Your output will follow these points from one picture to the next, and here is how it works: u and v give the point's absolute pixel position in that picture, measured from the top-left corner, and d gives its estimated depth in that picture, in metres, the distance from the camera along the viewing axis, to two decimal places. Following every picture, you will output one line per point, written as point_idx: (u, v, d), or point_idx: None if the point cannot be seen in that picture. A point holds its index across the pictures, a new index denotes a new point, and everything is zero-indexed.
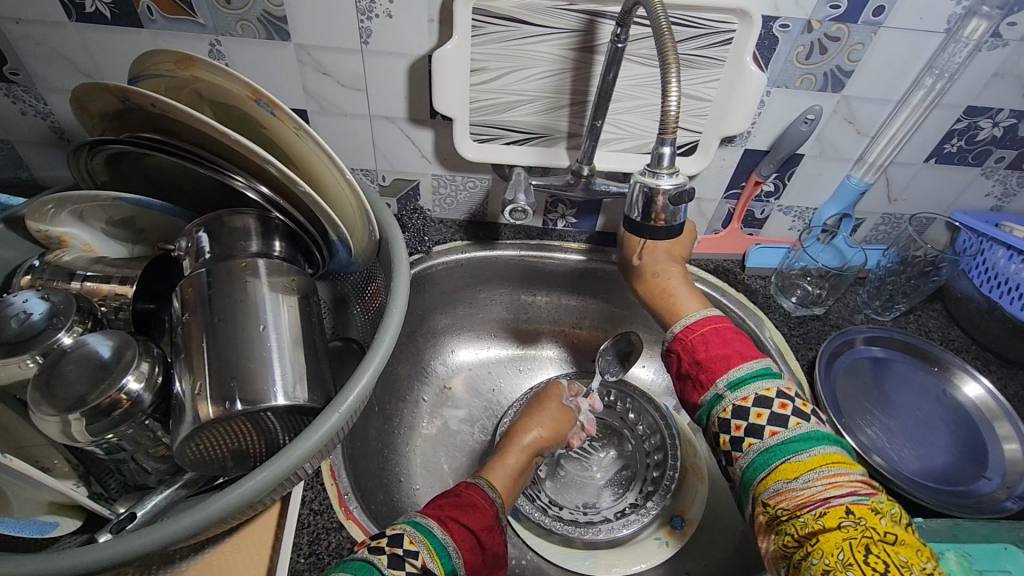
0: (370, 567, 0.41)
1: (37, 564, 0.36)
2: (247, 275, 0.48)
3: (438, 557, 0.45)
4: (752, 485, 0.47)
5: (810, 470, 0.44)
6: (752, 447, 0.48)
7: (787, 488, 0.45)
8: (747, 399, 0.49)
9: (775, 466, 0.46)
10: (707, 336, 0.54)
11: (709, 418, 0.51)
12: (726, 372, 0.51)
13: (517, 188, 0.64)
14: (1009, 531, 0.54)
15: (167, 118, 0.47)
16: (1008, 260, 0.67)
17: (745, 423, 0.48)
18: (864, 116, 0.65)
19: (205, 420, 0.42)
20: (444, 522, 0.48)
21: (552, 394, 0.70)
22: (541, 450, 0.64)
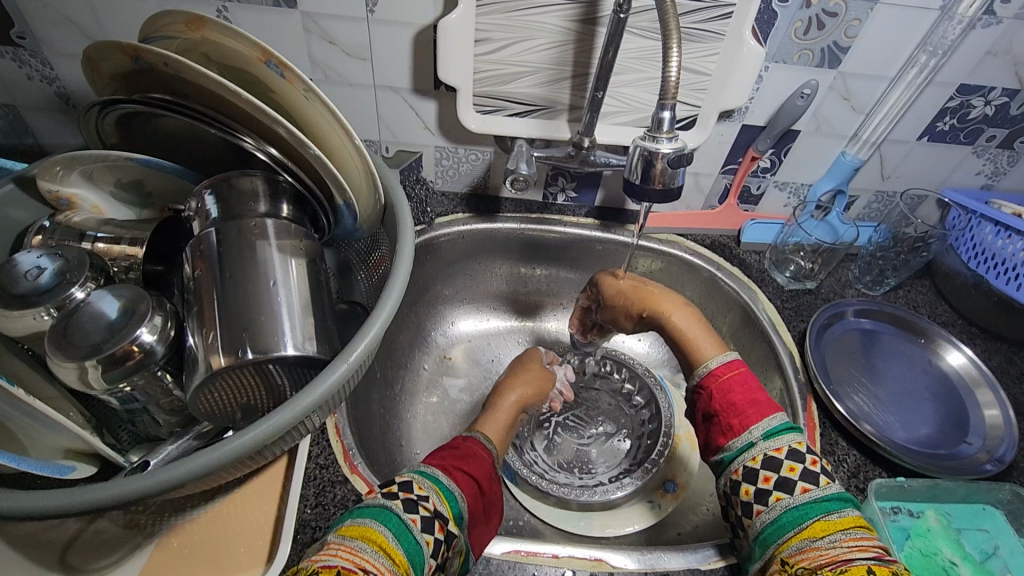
0: (388, 512, 0.43)
1: (58, 499, 0.37)
2: (256, 234, 0.49)
3: (447, 501, 0.47)
4: (772, 543, 0.44)
5: (839, 530, 0.42)
6: (778, 503, 0.45)
7: (811, 546, 0.42)
8: (779, 449, 0.48)
9: (807, 523, 0.43)
10: (734, 381, 0.53)
11: (733, 465, 0.49)
12: (758, 421, 0.50)
13: (518, 159, 0.66)
14: (985, 491, 0.56)
15: (178, 79, 0.48)
16: (994, 236, 0.69)
17: (774, 476, 0.46)
18: (860, 93, 0.66)
19: (217, 368, 0.44)
20: (448, 471, 0.51)
21: (534, 356, 0.73)
22: (528, 406, 0.67)
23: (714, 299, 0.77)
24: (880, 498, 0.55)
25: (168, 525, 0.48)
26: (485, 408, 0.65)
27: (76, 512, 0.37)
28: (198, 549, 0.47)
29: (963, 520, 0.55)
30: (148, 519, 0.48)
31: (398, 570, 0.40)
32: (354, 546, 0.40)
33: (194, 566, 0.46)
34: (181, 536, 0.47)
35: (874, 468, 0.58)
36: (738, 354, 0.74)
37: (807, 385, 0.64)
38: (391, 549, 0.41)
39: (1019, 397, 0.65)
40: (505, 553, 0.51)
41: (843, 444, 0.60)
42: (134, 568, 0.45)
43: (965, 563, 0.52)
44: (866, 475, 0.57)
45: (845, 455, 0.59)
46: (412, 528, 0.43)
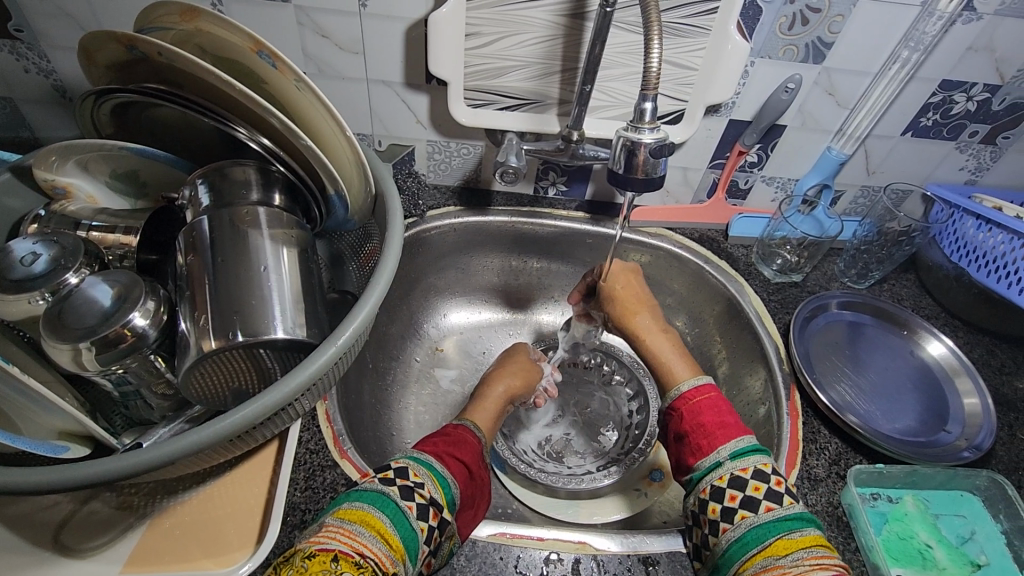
0: (386, 498, 0.45)
1: (53, 474, 0.39)
2: (248, 222, 0.50)
3: (441, 488, 0.48)
4: (737, 561, 0.45)
5: (800, 548, 0.43)
6: (743, 521, 0.47)
7: (773, 564, 0.43)
8: (744, 470, 0.49)
9: (769, 541, 0.45)
10: (704, 404, 0.55)
11: (701, 483, 0.51)
12: (725, 442, 0.52)
13: (508, 151, 0.67)
14: (963, 478, 0.57)
15: (173, 68, 0.49)
16: (976, 229, 0.71)
17: (740, 494, 0.48)
18: (844, 88, 0.67)
19: (208, 350, 0.45)
20: (441, 457, 0.52)
21: (520, 352, 0.74)
22: (517, 398, 0.68)
23: (702, 292, 0.78)
24: (858, 485, 0.56)
25: (161, 506, 0.49)
26: (473, 398, 0.66)
27: (71, 485, 0.39)
28: (189, 530, 0.48)
29: (940, 506, 0.56)
30: (141, 501, 0.49)
31: (393, 556, 0.41)
32: (352, 530, 0.41)
33: (185, 546, 0.47)
34: (173, 517, 0.48)
35: (855, 456, 0.59)
36: (725, 346, 0.75)
37: (791, 375, 0.66)
38: (388, 534, 0.42)
39: (999, 387, 0.66)
40: (489, 536, 0.52)
41: (825, 432, 0.61)
42: (126, 548, 0.46)
43: (940, 545, 0.54)
44: (847, 462, 0.58)
45: (827, 443, 0.60)
46: (408, 514, 0.44)
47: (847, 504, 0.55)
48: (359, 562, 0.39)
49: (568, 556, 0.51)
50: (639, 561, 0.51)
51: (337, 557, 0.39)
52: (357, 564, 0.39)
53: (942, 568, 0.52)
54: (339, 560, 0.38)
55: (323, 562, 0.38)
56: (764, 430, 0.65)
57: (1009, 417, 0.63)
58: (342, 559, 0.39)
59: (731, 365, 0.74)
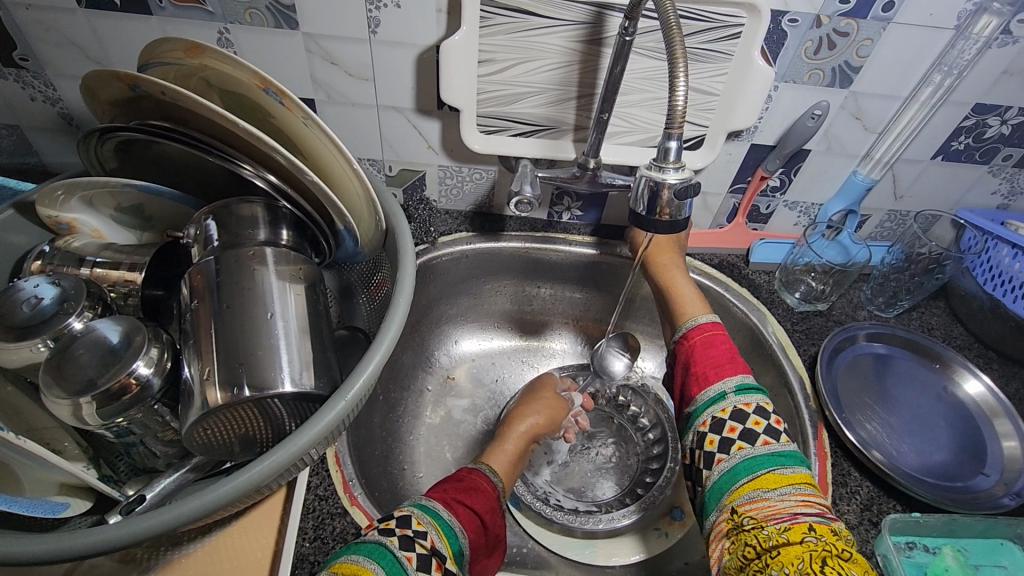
0: (382, 550, 0.42)
1: (49, 542, 0.37)
2: (255, 264, 0.48)
3: (446, 538, 0.46)
4: (725, 492, 0.47)
5: (789, 483, 0.45)
6: (739, 452, 0.48)
7: (761, 497, 0.44)
8: (749, 405, 0.49)
9: (758, 473, 0.46)
10: (717, 338, 0.55)
11: (701, 417, 0.51)
12: (732, 375, 0.52)
13: (523, 179, 0.65)
14: (1004, 527, 0.54)
15: (177, 106, 0.48)
16: (1012, 258, 0.68)
17: (740, 426, 0.49)
18: (871, 112, 0.65)
19: (213, 405, 0.43)
20: (450, 503, 0.50)
21: (546, 385, 0.72)
22: (537, 437, 0.65)
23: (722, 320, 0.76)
24: (894, 533, 0.53)
25: (163, 560, 0.47)
26: (493, 439, 0.64)
27: (67, 555, 0.37)
28: None
29: (980, 556, 0.53)
30: (144, 554, 0.47)
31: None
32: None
33: None
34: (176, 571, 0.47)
35: (888, 501, 0.56)
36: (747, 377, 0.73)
37: (818, 413, 0.63)
38: None
39: None
40: None
41: (856, 474, 0.58)
42: None
43: None
44: (880, 508, 0.56)
45: (857, 487, 0.57)
46: (406, 566, 0.42)
47: (882, 555, 0.52)
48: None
49: None
50: None
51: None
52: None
53: None
54: None
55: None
56: None
57: None
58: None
59: None
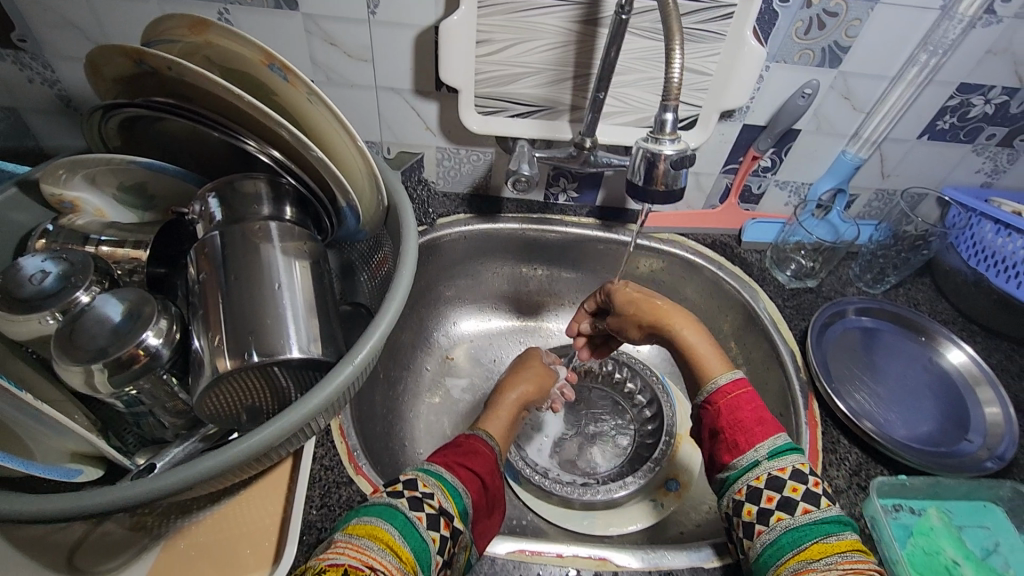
0: (394, 511, 0.44)
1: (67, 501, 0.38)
2: (261, 237, 0.49)
3: (451, 498, 0.48)
4: (770, 565, 0.44)
5: (837, 552, 0.41)
6: (779, 523, 0.45)
7: (807, 569, 0.41)
8: (784, 469, 0.47)
9: (803, 545, 0.43)
10: (741, 399, 0.52)
11: (737, 484, 0.48)
12: (764, 440, 0.49)
13: (520, 159, 0.66)
14: (987, 489, 0.56)
15: (182, 82, 0.49)
16: (995, 234, 0.69)
17: (778, 495, 0.46)
18: (860, 92, 0.66)
19: (223, 371, 0.44)
20: (452, 467, 0.52)
21: (534, 358, 0.73)
22: (528, 406, 0.67)
23: (715, 298, 0.77)
24: (881, 496, 0.55)
25: (174, 527, 0.48)
26: (485, 407, 0.65)
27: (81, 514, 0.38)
28: (203, 552, 0.47)
29: (963, 517, 0.55)
30: (154, 522, 0.48)
31: (404, 568, 0.40)
32: (361, 544, 0.40)
33: (201, 568, 0.46)
34: (187, 537, 0.48)
35: (876, 466, 0.58)
36: (740, 353, 0.75)
37: (808, 384, 0.65)
38: (398, 546, 0.41)
39: (1020, 394, 0.65)
40: (509, 553, 0.51)
41: (845, 441, 0.60)
42: (141, 571, 0.45)
43: (967, 562, 0.52)
44: (868, 473, 0.58)
45: (847, 453, 0.59)
46: (418, 525, 0.44)
47: (870, 517, 0.54)
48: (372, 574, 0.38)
49: (589, 573, 0.50)
50: None
51: (347, 569, 0.37)
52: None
53: None
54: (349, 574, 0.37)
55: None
56: None
57: None
58: (353, 571, 0.37)
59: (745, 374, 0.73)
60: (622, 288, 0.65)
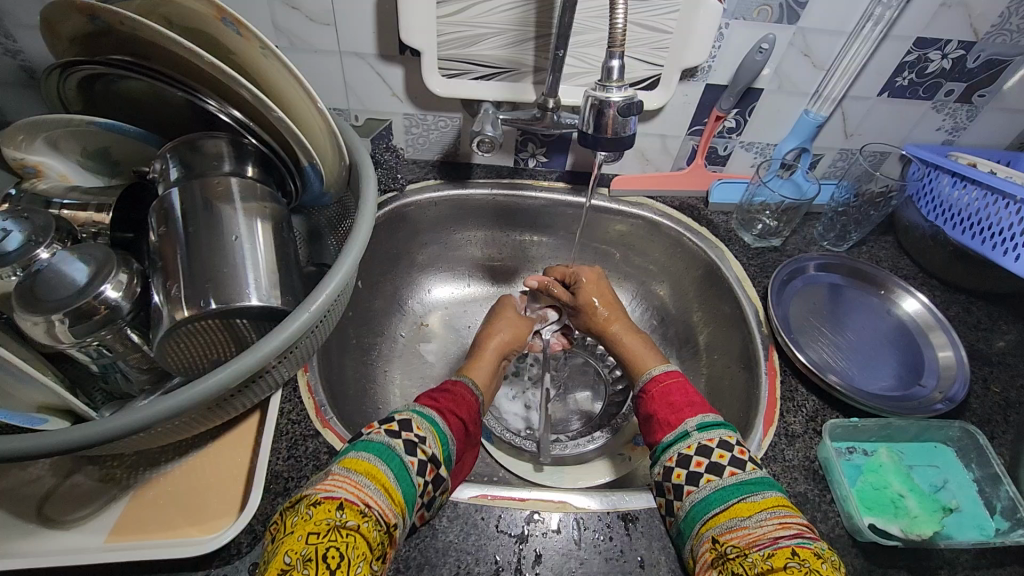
0: (391, 452, 0.46)
1: (43, 438, 0.40)
2: (220, 195, 0.50)
3: (441, 444, 0.50)
4: (700, 521, 0.46)
5: (764, 509, 0.44)
6: (709, 484, 0.48)
7: (739, 526, 0.44)
8: (711, 439, 0.51)
9: (731, 502, 0.45)
10: (672, 387, 0.58)
11: (666, 453, 0.52)
12: (692, 416, 0.54)
13: (484, 121, 0.66)
14: (936, 430, 0.58)
15: (136, 41, 0.48)
16: (951, 187, 0.70)
17: (706, 460, 0.49)
18: (819, 49, 0.67)
19: (181, 319, 0.45)
20: (442, 413, 0.54)
21: (507, 306, 0.76)
22: (509, 352, 0.70)
23: (682, 259, 0.79)
24: (836, 439, 0.57)
25: (142, 478, 0.49)
26: (470, 356, 0.68)
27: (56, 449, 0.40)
28: (173, 498, 0.48)
29: (914, 458, 0.57)
30: (124, 473, 0.49)
31: (393, 509, 0.43)
32: (359, 481, 0.42)
33: (170, 515, 0.47)
34: (155, 488, 0.49)
35: (831, 412, 0.60)
36: (706, 311, 0.76)
37: (769, 336, 0.66)
38: (392, 488, 0.44)
39: (974, 343, 0.67)
40: (472, 498, 0.52)
41: (803, 389, 0.62)
42: (110, 519, 0.46)
43: (913, 495, 0.54)
44: (824, 418, 0.60)
45: (804, 401, 0.61)
46: (410, 470, 0.46)
47: (823, 458, 0.56)
48: (364, 511, 0.41)
49: (549, 516, 0.51)
50: (618, 518, 0.52)
51: (342, 505, 0.40)
52: (361, 513, 0.40)
53: (914, 515, 0.52)
54: (344, 509, 0.40)
55: (329, 510, 0.40)
56: (743, 393, 0.65)
57: (984, 370, 0.64)
58: (347, 507, 0.40)
59: (711, 331, 0.75)
60: (588, 283, 0.74)
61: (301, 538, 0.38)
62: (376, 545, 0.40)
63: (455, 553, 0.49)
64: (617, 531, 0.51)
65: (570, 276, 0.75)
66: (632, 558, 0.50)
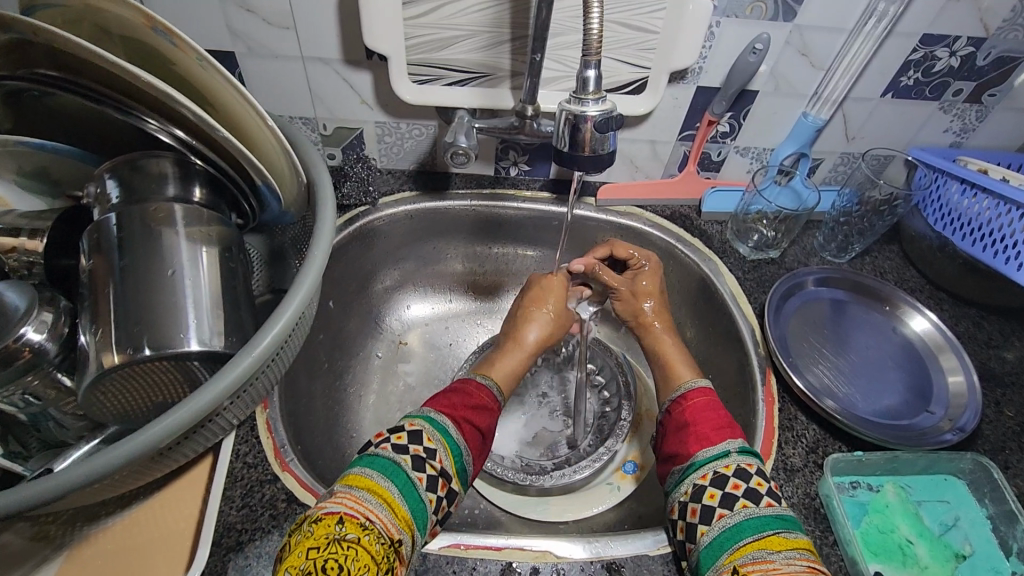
0: (396, 468, 0.43)
1: None
2: (159, 222, 0.45)
3: (452, 458, 0.47)
4: (725, 549, 0.42)
5: (795, 548, 0.40)
6: (742, 510, 0.43)
7: (766, 559, 0.39)
8: (750, 465, 0.47)
9: (764, 533, 0.41)
10: (713, 403, 0.53)
11: (701, 469, 0.47)
12: (732, 437, 0.50)
13: (458, 130, 0.61)
14: (947, 462, 0.53)
15: (60, 55, 0.43)
16: (960, 194, 0.66)
17: (743, 485, 0.45)
18: (818, 48, 0.62)
19: (110, 367, 0.41)
20: (456, 420, 0.50)
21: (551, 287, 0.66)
22: (546, 346, 0.64)
23: (674, 272, 0.74)
24: (837, 474, 0.53)
25: (80, 535, 0.45)
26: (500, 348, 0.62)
27: None
28: (112, 559, 0.44)
29: (922, 493, 0.53)
30: (59, 530, 0.45)
31: (399, 524, 0.41)
32: (359, 496, 0.41)
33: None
34: (92, 545, 0.45)
35: (834, 442, 0.56)
36: (700, 328, 0.72)
37: (766, 358, 0.62)
38: (396, 504, 0.41)
39: (986, 361, 0.63)
40: (443, 548, 0.48)
41: (803, 418, 0.58)
42: None
43: (922, 541, 0.50)
44: (825, 450, 0.55)
45: (804, 430, 0.57)
46: (417, 485, 0.43)
47: (824, 496, 0.51)
48: (365, 524, 0.39)
49: (526, 567, 0.47)
50: (602, 568, 0.48)
51: (341, 519, 0.39)
52: (363, 526, 0.38)
53: (923, 565, 0.48)
54: (344, 522, 0.38)
55: (329, 523, 0.38)
56: (739, 420, 0.61)
57: (997, 392, 0.60)
58: (348, 520, 0.39)
59: (705, 350, 0.70)
60: (648, 272, 0.68)
61: (300, 554, 0.37)
62: (382, 558, 0.37)
63: None
64: None
65: (636, 261, 0.69)
66: None
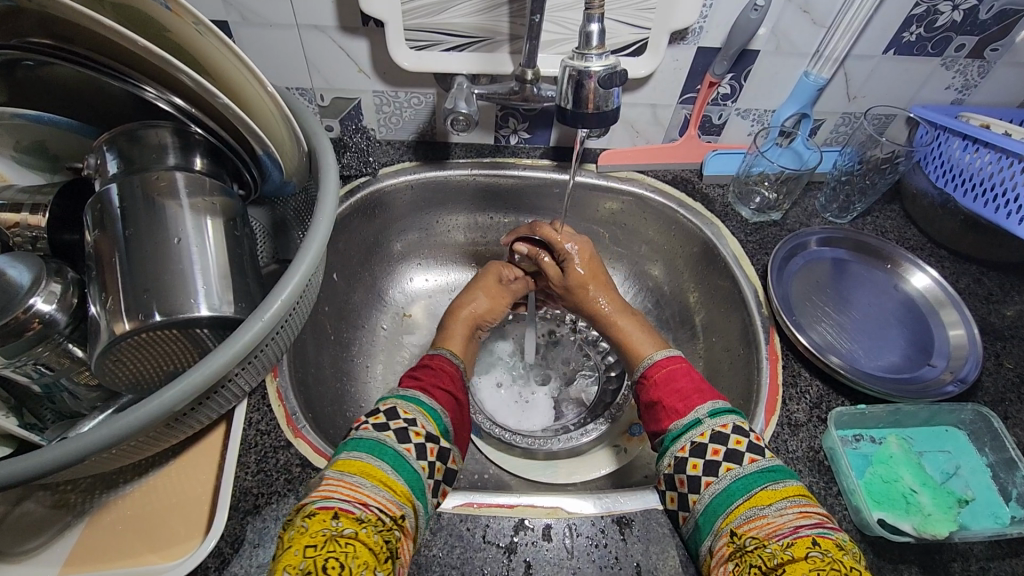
0: (382, 445, 0.44)
1: None
2: (163, 191, 0.45)
3: (434, 420, 0.49)
4: (720, 514, 0.43)
5: (784, 497, 0.41)
6: (728, 473, 0.45)
7: (758, 515, 0.41)
8: (725, 426, 0.47)
9: (753, 491, 0.42)
10: (677, 370, 0.55)
11: (678, 444, 0.49)
12: (702, 403, 0.51)
13: (457, 96, 0.61)
14: (948, 413, 0.55)
15: (50, 19, 0.41)
16: (962, 151, 0.66)
17: (723, 448, 0.46)
18: (820, 4, 0.61)
19: (121, 334, 0.41)
20: (427, 390, 0.53)
21: (490, 273, 0.71)
22: (483, 321, 0.69)
23: (676, 236, 0.74)
24: (841, 427, 0.54)
25: (99, 503, 0.47)
26: (440, 327, 0.67)
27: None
28: (130, 525, 0.45)
29: (923, 443, 0.54)
30: (78, 498, 0.47)
31: (398, 500, 0.41)
32: (351, 482, 0.41)
33: (129, 541, 0.45)
34: (112, 512, 0.46)
35: (837, 397, 0.57)
36: (704, 292, 0.72)
37: (770, 318, 0.62)
38: (389, 482, 0.42)
39: (986, 317, 0.63)
40: (456, 507, 0.49)
41: (807, 374, 0.58)
42: (64, 549, 0.44)
43: (926, 490, 0.50)
44: (829, 405, 0.56)
45: (807, 386, 0.57)
46: (407, 457, 0.45)
47: (829, 448, 0.52)
48: (361, 516, 0.39)
49: (539, 522, 0.48)
50: (614, 522, 0.48)
51: (338, 513, 0.38)
52: (359, 519, 0.38)
53: (927, 513, 0.48)
54: (339, 517, 0.38)
55: (324, 519, 0.38)
56: (743, 378, 0.62)
57: (996, 346, 0.61)
58: (343, 515, 0.38)
59: (708, 313, 0.71)
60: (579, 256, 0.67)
61: (298, 552, 0.35)
62: (381, 547, 0.37)
63: (439, 568, 0.45)
64: (612, 536, 0.48)
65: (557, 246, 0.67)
66: (627, 565, 0.46)
